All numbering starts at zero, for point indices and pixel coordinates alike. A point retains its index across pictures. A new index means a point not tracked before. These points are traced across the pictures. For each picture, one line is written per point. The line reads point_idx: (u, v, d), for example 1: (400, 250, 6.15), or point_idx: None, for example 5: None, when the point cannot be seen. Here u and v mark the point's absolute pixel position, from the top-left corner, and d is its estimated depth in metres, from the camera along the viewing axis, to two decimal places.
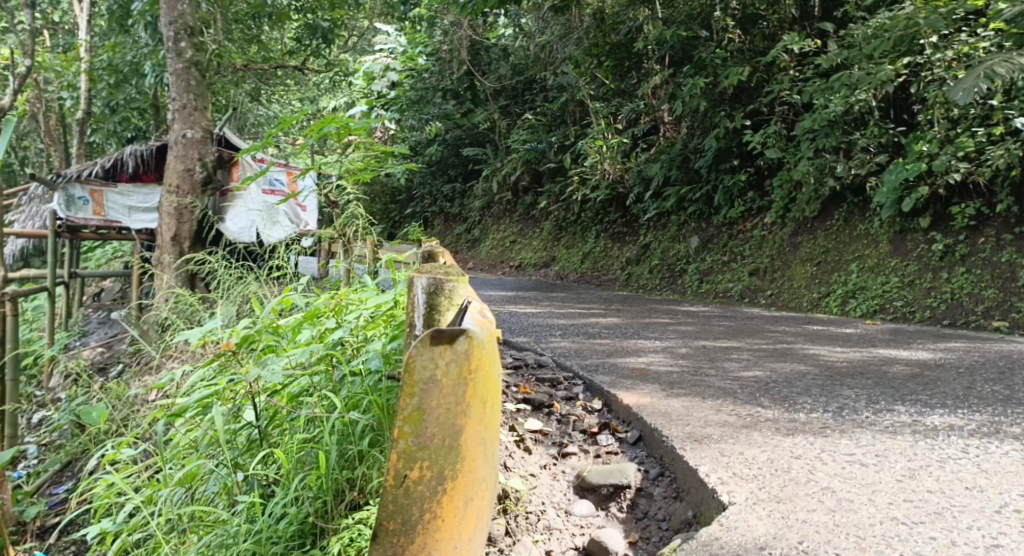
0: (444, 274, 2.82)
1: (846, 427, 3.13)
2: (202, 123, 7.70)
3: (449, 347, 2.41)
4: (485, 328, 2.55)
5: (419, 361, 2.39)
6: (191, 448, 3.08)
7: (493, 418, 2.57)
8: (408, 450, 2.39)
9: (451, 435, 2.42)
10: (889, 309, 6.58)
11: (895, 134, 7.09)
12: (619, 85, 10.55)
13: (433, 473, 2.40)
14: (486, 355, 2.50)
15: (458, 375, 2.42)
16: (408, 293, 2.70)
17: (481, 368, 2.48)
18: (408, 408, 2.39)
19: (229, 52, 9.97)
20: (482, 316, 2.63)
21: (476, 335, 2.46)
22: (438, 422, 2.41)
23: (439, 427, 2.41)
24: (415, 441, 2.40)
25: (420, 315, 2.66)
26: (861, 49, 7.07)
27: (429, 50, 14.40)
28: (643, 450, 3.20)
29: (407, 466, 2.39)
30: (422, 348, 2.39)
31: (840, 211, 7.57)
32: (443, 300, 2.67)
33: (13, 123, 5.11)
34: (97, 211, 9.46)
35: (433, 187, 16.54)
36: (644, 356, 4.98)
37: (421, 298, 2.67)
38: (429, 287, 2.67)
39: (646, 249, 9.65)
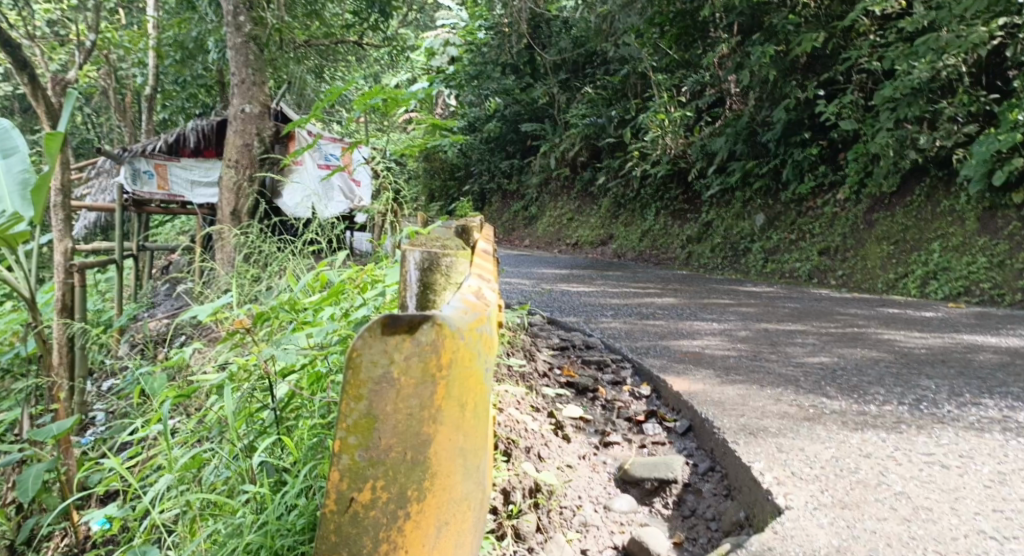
0: (440, 247, 2.51)
1: (924, 422, 2.81)
2: (261, 97, 7.57)
3: (410, 338, 1.92)
4: (468, 312, 2.07)
5: (367, 355, 1.90)
6: (206, 431, 2.97)
7: (474, 420, 2.11)
8: (354, 466, 1.92)
9: (412, 447, 1.95)
10: (974, 292, 6.17)
11: (987, 102, 6.59)
12: (684, 56, 10.15)
13: (390, 495, 1.94)
14: (464, 344, 2.02)
15: (424, 372, 1.94)
16: (401, 270, 2.35)
17: (456, 363, 2.00)
18: (354, 416, 1.91)
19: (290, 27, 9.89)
20: (470, 294, 2.17)
21: (450, 322, 1.98)
22: (396, 433, 1.93)
23: (396, 438, 1.93)
24: (364, 455, 1.93)
25: (413, 294, 2.31)
26: (951, 11, 6.57)
27: (490, 25, 14.15)
28: (693, 442, 2.94)
29: (354, 487, 1.92)
30: (371, 339, 1.89)
31: (921, 186, 7.10)
32: (437, 276, 2.30)
33: (77, 96, 5.02)
34: (161, 185, 9.44)
35: (491, 163, 16.30)
36: (701, 339, 4.69)
37: (413, 274, 2.32)
38: (422, 261, 2.31)
39: (708, 227, 9.29)
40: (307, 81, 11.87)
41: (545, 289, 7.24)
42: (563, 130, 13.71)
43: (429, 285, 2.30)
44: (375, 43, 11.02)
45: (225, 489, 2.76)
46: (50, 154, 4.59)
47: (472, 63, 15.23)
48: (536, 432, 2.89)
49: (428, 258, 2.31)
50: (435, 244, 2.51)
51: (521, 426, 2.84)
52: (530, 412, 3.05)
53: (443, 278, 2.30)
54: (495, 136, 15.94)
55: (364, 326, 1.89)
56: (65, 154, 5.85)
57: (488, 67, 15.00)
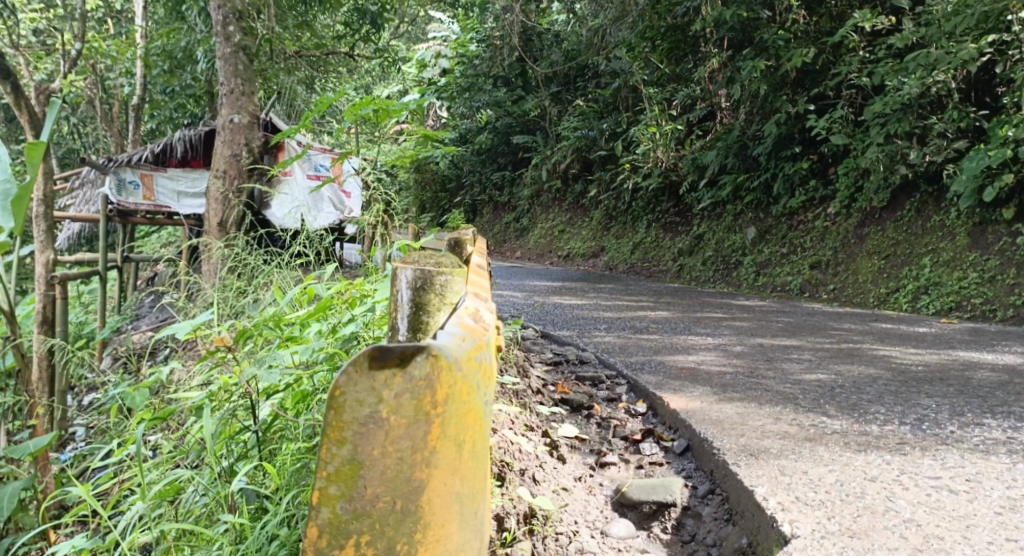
0: (435, 264, 2.42)
1: (928, 444, 2.75)
2: (250, 107, 7.47)
3: (400, 374, 1.72)
4: (468, 340, 1.87)
5: (352, 394, 1.71)
6: (184, 454, 2.88)
7: (475, 463, 1.89)
8: (336, 520, 1.72)
9: (402, 496, 1.75)
10: (966, 307, 6.13)
11: (977, 118, 6.56)
12: (675, 70, 10.12)
13: (377, 550, 1.74)
14: (463, 376, 1.82)
15: (416, 411, 1.74)
16: (391, 288, 2.26)
17: (454, 399, 1.80)
18: (336, 462, 1.72)
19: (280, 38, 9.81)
20: (471, 318, 1.97)
21: (446, 353, 1.78)
22: (384, 481, 1.74)
23: (384, 486, 1.74)
24: (347, 507, 1.73)
25: (404, 314, 2.22)
26: (940, 27, 6.55)
27: (481, 37, 14.12)
28: (691, 463, 2.86)
29: (335, 544, 1.73)
30: (356, 376, 1.70)
31: (912, 201, 7.06)
32: (431, 296, 2.19)
33: (61, 104, 4.83)
34: (147, 195, 9.33)
35: (482, 175, 16.25)
36: (695, 354, 4.62)
37: (404, 295, 2.22)
38: (414, 280, 2.21)
39: (699, 240, 9.24)
40: (297, 92, 11.79)
41: (536, 302, 7.16)
42: (554, 143, 13.67)
43: (421, 306, 2.19)
44: (366, 55, 10.95)
45: (202, 517, 2.66)
46: (32, 165, 4.48)
47: (463, 76, 15.22)
48: (531, 453, 2.80)
49: (421, 276, 2.20)
50: (430, 261, 2.42)
51: (515, 447, 2.75)
52: (526, 431, 2.96)
53: (436, 298, 2.19)
54: (486, 148, 15.90)
55: (347, 362, 1.70)
56: (48, 164, 5.73)
57: (480, 80, 14.94)
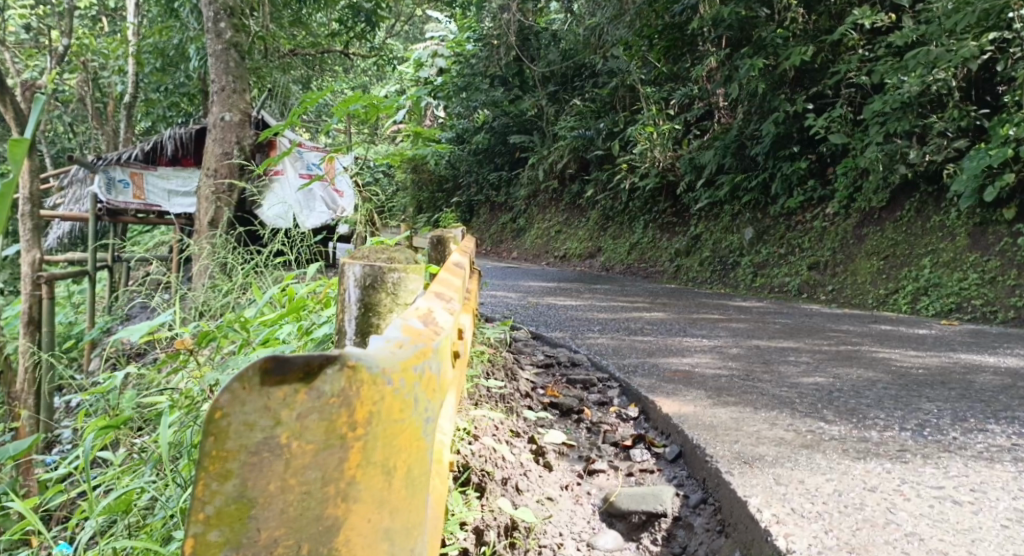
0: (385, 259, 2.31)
1: (930, 452, 2.64)
2: (241, 105, 7.32)
3: (304, 391, 1.37)
4: (401, 348, 1.54)
5: (238, 417, 1.34)
6: (139, 464, 2.78)
7: (411, 492, 1.54)
8: None
9: (309, 538, 1.40)
10: (966, 308, 6.01)
11: (977, 117, 6.45)
12: (672, 69, 10.01)
13: None
14: (393, 391, 1.48)
15: (327, 434, 1.39)
16: (340, 287, 2.16)
17: (379, 418, 1.46)
18: (219, 501, 1.36)
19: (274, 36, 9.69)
20: (409, 324, 1.65)
21: (369, 362, 1.44)
22: (283, 520, 1.38)
23: (283, 527, 1.38)
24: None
25: (353, 312, 2.13)
26: (940, 25, 6.43)
27: (479, 36, 14.05)
28: (683, 470, 2.75)
29: None
30: (243, 394, 1.34)
31: (912, 201, 6.96)
32: (382, 294, 2.10)
33: (43, 100, 4.56)
34: (137, 194, 9.21)
35: (479, 175, 16.14)
36: (690, 357, 4.51)
37: (353, 294, 2.13)
38: (363, 278, 2.12)
39: (697, 240, 9.14)
40: (292, 92, 11.68)
41: (530, 303, 7.04)
42: (551, 142, 13.55)
43: (371, 307, 2.10)
44: (361, 54, 10.83)
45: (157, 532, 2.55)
46: (12, 161, 4.34)
47: (460, 76, 15.12)
48: (515, 461, 2.68)
49: (371, 272, 2.11)
50: (381, 256, 2.31)
51: (498, 455, 2.63)
52: (511, 438, 2.85)
53: (386, 294, 2.10)
54: (483, 148, 15.78)
55: (232, 377, 1.33)
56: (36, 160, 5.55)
57: (476, 78, 14.91)
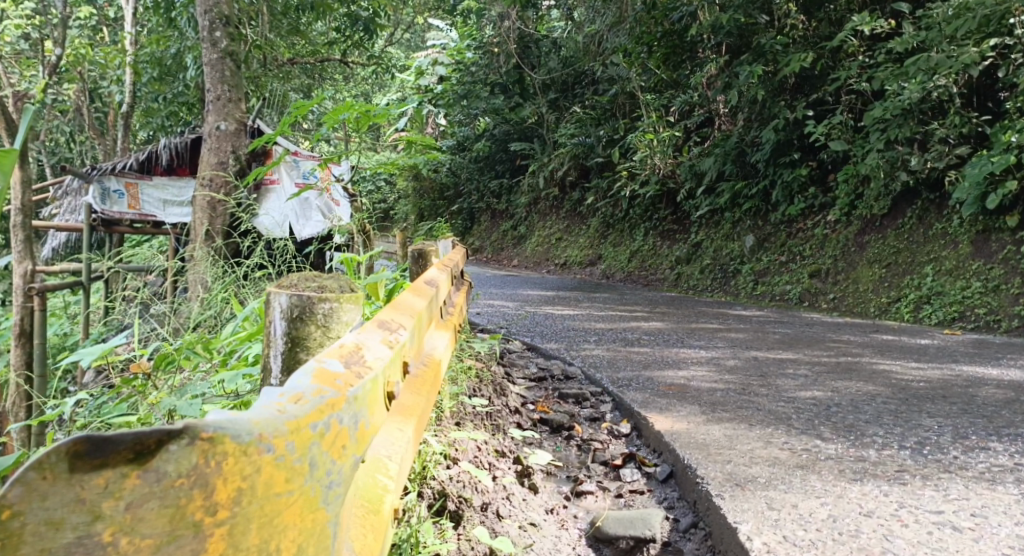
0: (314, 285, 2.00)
1: (929, 472, 2.54)
2: (236, 115, 6.91)
3: (137, 474, 1.03)
4: (293, 401, 1.21)
5: (37, 514, 0.99)
6: None
7: None
8: None
9: None
10: (969, 317, 5.91)
11: (979, 124, 6.36)
12: (672, 76, 9.93)
13: None
14: (275, 460, 1.14)
15: (170, 526, 1.05)
16: (264, 318, 1.88)
17: (253, 495, 1.12)
18: None
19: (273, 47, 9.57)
20: (316, 368, 1.32)
21: (234, 429, 1.10)
22: None
23: None
24: None
25: (277, 348, 1.85)
26: (941, 31, 6.33)
27: (478, 44, 14.00)
28: (674, 491, 2.65)
29: None
30: (42, 483, 0.99)
31: (913, 208, 6.87)
32: (311, 327, 1.83)
33: (35, 109, 4.24)
34: (132, 204, 9.14)
35: (480, 183, 16.06)
36: (686, 369, 4.41)
37: (276, 326, 1.85)
38: (289, 309, 1.84)
39: (697, 248, 9.05)
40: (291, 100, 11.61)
41: (526, 313, 6.95)
42: (552, 150, 13.48)
43: (297, 341, 1.82)
44: (359, 62, 10.70)
45: None
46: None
47: (460, 83, 15.03)
48: (498, 483, 2.58)
49: (299, 303, 1.84)
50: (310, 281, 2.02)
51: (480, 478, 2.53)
52: (496, 460, 2.76)
53: (315, 327, 1.83)
54: (484, 155, 15.71)
55: (28, 464, 0.99)
56: (26, 169, 5.46)
57: (477, 86, 14.38)
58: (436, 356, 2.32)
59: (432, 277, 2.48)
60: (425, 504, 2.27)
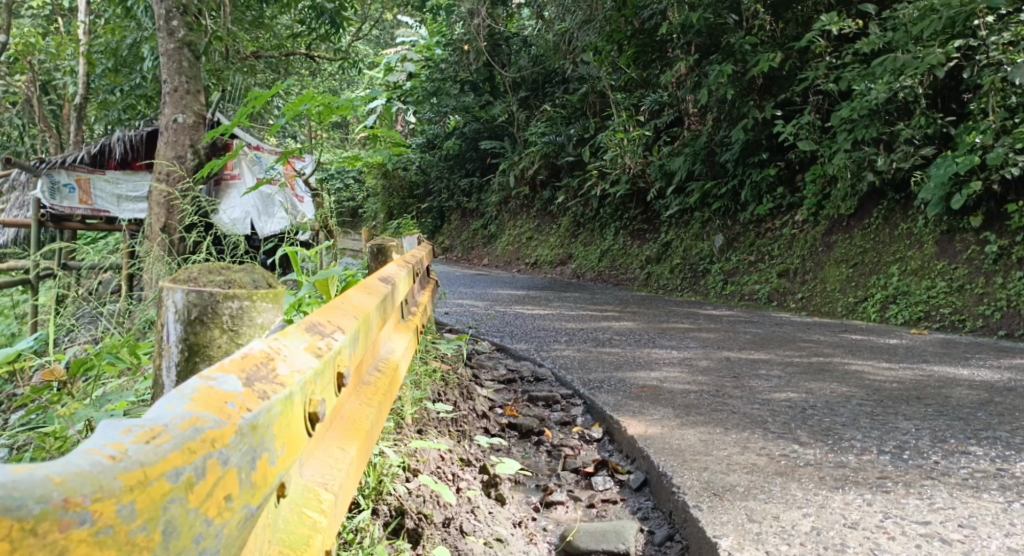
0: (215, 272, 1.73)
1: (911, 479, 2.45)
2: (196, 107, 6.56)
3: None
4: (138, 448, 1.04)
5: None
6: None
7: None
8: None
9: None
10: (934, 317, 5.85)
11: (944, 124, 6.30)
12: (642, 75, 9.83)
13: None
14: (94, 535, 0.97)
15: None
16: (156, 315, 1.65)
17: None
18: None
19: (236, 40, 9.22)
20: (195, 392, 1.15)
21: (19, 501, 0.92)
22: None
23: None
24: None
25: (172, 355, 1.65)
26: (907, 31, 6.26)
27: (448, 42, 13.80)
28: (649, 500, 2.54)
29: None
30: None
31: (879, 209, 6.82)
32: (215, 332, 1.63)
33: None
34: (84, 199, 8.96)
35: (450, 182, 15.88)
36: (658, 370, 4.29)
37: (171, 330, 1.63)
38: (185, 308, 1.62)
39: (667, 247, 8.97)
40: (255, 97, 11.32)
41: (494, 312, 6.82)
42: (523, 148, 13.34)
43: (198, 347, 1.63)
44: (326, 56, 10.39)
45: None
46: None
47: (429, 80, 14.86)
48: (462, 496, 2.44)
49: (199, 302, 1.62)
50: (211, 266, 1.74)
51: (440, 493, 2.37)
52: (461, 470, 2.63)
53: (219, 333, 1.63)
54: (454, 153, 15.51)
55: None
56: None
57: (447, 83, 14.58)
58: (395, 360, 2.20)
59: (389, 273, 2.32)
60: (382, 523, 2.12)
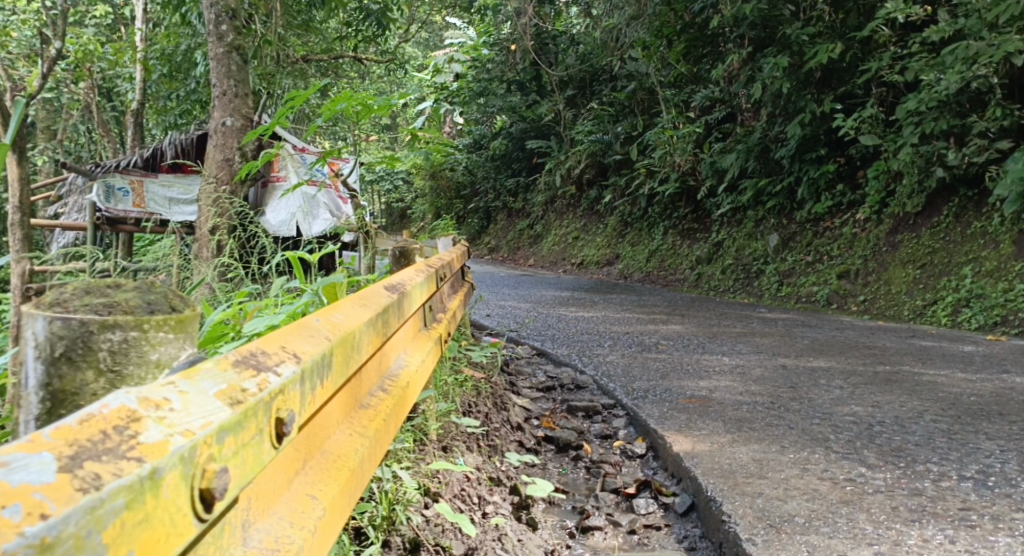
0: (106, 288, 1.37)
1: (1003, 511, 2.17)
2: (244, 111, 6.00)
3: None
4: None
5: None
6: None
7: None
8: None
9: None
10: (1010, 321, 5.44)
11: (1020, 116, 5.89)
12: (692, 70, 9.52)
13: None
14: None
15: None
16: (20, 353, 1.30)
17: None
18: None
19: (285, 42, 9.11)
20: None
21: None
22: None
23: None
24: None
25: (31, 406, 1.28)
26: (980, 18, 5.86)
27: (495, 41, 13.58)
28: (696, 525, 2.30)
29: None
30: None
31: (949, 206, 6.44)
32: (88, 375, 1.26)
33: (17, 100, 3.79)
34: (136, 202, 8.75)
35: (497, 181, 15.73)
36: (711, 378, 4.02)
37: (30, 371, 1.27)
38: (48, 343, 1.26)
39: (719, 247, 8.65)
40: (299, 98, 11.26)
41: (537, 315, 6.59)
42: (569, 147, 13.11)
43: (68, 394, 1.28)
44: (373, 57, 10.25)
45: None
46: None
47: (476, 80, 14.67)
48: (485, 525, 2.20)
49: (66, 334, 1.26)
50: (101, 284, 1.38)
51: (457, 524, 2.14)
52: (489, 492, 2.41)
53: (94, 375, 1.27)
54: (501, 154, 15.34)
55: None
56: (23, 165, 4.20)
57: (494, 82, 14.38)
58: (401, 382, 1.94)
59: (400, 279, 2.11)
60: None
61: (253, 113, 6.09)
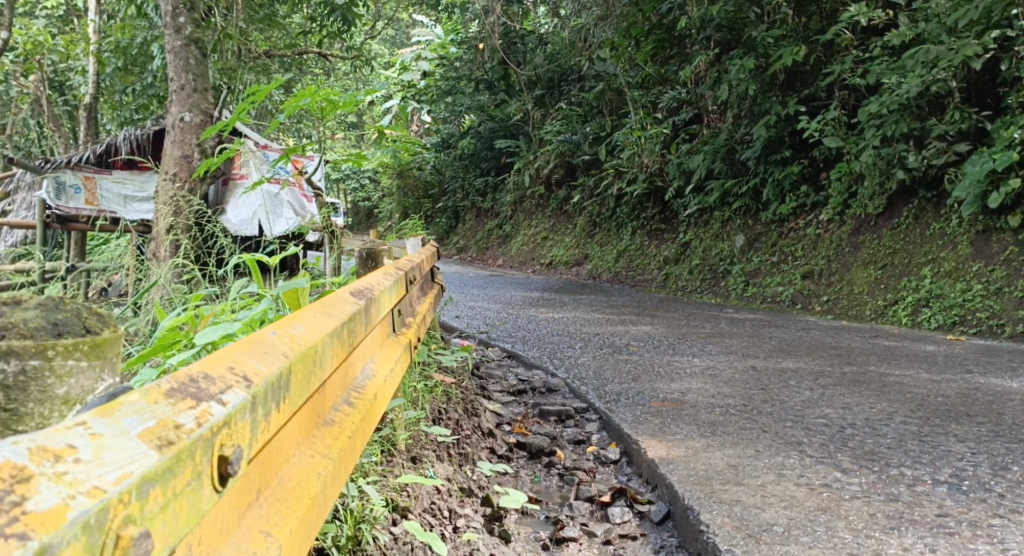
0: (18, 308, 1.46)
1: (979, 517, 2.15)
2: (204, 107, 5.86)
3: None
4: None
5: None
6: None
7: None
8: None
9: None
10: (970, 322, 5.48)
11: (980, 119, 5.93)
12: (660, 71, 9.50)
13: None
14: None
15: None
16: None
17: None
18: None
19: (247, 38, 8.93)
20: None
21: None
22: None
23: None
24: None
25: None
26: (941, 22, 5.90)
27: (462, 39, 13.44)
28: (672, 535, 2.26)
29: None
30: None
31: (909, 207, 6.48)
32: None
33: None
34: (89, 200, 8.55)
35: (466, 180, 15.63)
36: (682, 380, 3.99)
37: None
38: None
39: (686, 248, 8.66)
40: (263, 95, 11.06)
41: (506, 316, 6.53)
42: (539, 147, 13.04)
43: None
44: (338, 53, 10.09)
45: None
46: None
47: (443, 79, 14.52)
48: (455, 541, 2.14)
49: None
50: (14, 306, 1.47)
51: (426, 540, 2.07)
52: (459, 504, 2.35)
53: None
54: (469, 153, 15.23)
55: None
56: None
57: (461, 81, 14.24)
58: (367, 393, 1.87)
59: (370, 284, 2.03)
60: None
61: (213, 110, 5.96)
